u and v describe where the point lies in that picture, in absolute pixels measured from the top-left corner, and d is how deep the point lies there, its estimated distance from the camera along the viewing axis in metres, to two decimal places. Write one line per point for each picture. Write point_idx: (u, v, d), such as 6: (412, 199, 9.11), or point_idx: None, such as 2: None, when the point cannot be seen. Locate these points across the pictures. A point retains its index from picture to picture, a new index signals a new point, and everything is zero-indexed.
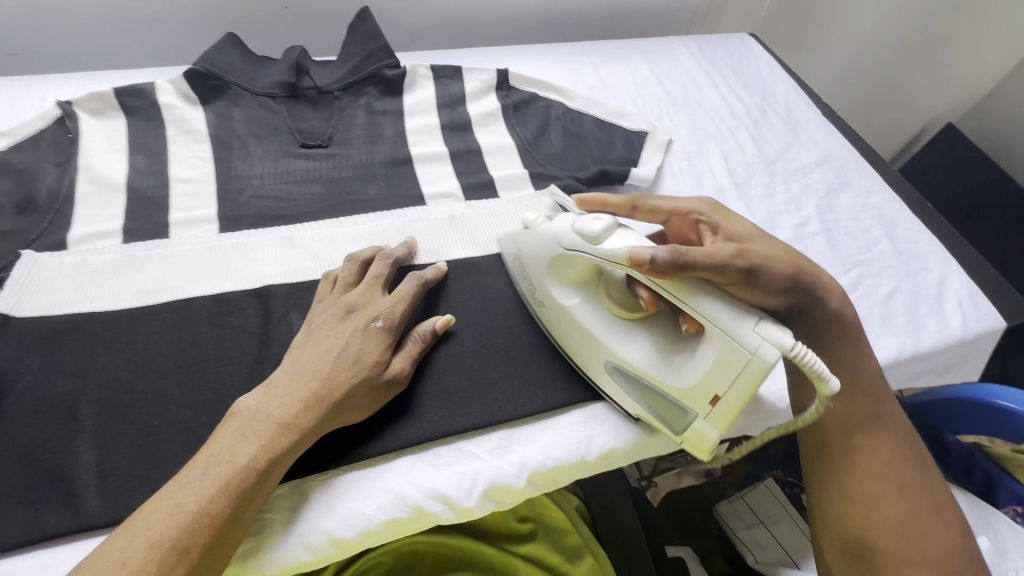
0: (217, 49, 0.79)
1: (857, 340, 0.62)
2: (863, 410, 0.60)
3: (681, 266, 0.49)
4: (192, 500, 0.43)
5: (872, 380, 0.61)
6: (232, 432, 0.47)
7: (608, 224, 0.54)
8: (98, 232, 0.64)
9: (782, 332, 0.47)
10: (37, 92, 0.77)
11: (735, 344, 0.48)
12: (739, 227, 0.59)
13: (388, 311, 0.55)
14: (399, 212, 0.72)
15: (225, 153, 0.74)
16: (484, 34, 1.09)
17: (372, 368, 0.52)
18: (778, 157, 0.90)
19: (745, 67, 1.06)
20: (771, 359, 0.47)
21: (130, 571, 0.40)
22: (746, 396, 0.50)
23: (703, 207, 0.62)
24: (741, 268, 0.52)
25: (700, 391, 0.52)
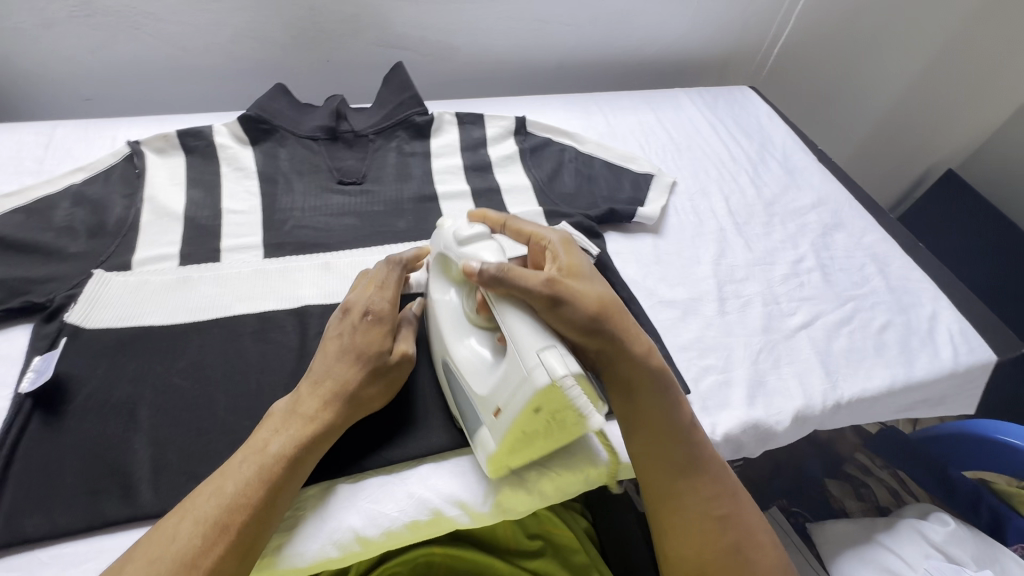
0: (269, 98, 0.89)
1: (665, 387, 0.58)
2: (678, 454, 0.57)
3: (500, 280, 0.51)
4: (230, 484, 0.48)
5: (688, 425, 0.58)
6: (268, 427, 0.53)
7: (481, 232, 0.58)
8: (159, 256, 0.72)
9: (561, 361, 0.48)
10: (110, 133, 0.87)
11: (518, 367, 0.49)
12: (569, 263, 0.59)
13: (378, 301, 0.59)
14: (425, 243, 0.79)
15: (271, 187, 0.83)
16: (503, 85, 1.20)
17: (375, 359, 0.56)
18: (777, 200, 0.96)
19: (746, 117, 1.14)
20: (541, 382, 0.47)
21: (180, 544, 0.45)
22: (518, 413, 0.49)
23: (556, 238, 0.62)
24: (546, 291, 0.52)
25: (488, 405, 0.52)
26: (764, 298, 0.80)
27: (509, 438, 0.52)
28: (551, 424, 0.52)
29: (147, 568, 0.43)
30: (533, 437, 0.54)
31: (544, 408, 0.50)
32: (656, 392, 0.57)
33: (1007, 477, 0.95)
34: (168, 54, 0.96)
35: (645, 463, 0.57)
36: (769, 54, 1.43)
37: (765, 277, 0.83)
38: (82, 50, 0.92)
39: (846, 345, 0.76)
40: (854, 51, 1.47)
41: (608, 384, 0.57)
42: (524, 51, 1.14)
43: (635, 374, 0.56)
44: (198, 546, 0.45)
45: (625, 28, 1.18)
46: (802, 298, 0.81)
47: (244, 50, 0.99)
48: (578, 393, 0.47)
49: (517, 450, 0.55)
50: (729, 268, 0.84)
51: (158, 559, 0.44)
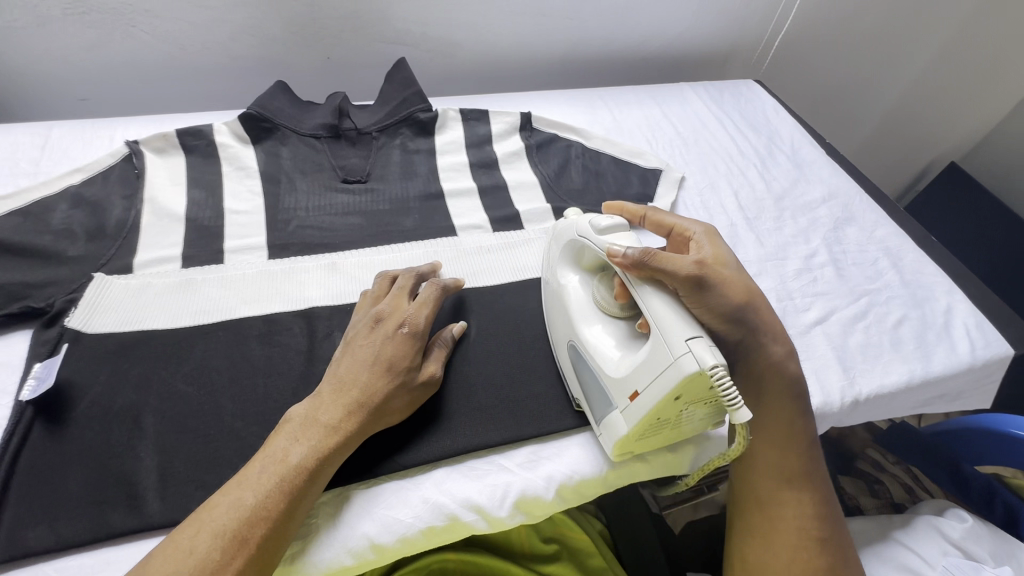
0: (269, 95, 0.88)
1: (796, 393, 0.61)
2: (796, 466, 0.59)
3: (647, 266, 0.52)
4: (251, 495, 0.47)
5: (809, 439, 0.61)
6: (286, 434, 0.51)
7: (618, 224, 0.59)
8: (160, 258, 0.70)
9: (709, 351, 0.47)
10: (107, 133, 0.85)
11: (663, 355, 0.49)
12: (715, 254, 0.60)
13: (414, 316, 0.58)
14: (432, 242, 0.78)
15: (274, 187, 0.81)
16: (506, 81, 1.18)
17: (403, 373, 0.56)
18: (787, 194, 0.95)
19: (753, 111, 1.13)
20: (690, 370, 0.46)
21: (197, 559, 0.43)
22: (659, 401, 0.49)
23: (700, 230, 0.63)
24: (696, 279, 0.54)
25: (624, 389, 0.53)
26: (777, 294, 0.79)
27: (643, 424, 0.52)
28: (685, 414, 0.52)
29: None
30: (664, 427, 0.54)
31: (684, 396, 0.49)
32: (783, 397, 0.60)
33: (1019, 472, 0.95)
34: (165, 51, 0.94)
35: (759, 470, 0.60)
36: (768, 49, 1.41)
37: (777, 273, 0.82)
38: (77, 48, 0.90)
39: (861, 340, 0.75)
40: (857, 45, 1.46)
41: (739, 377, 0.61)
42: (527, 46, 1.13)
43: (767, 374, 0.60)
44: (216, 560, 0.43)
45: (629, 22, 1.16)
46: (815, 293, 0.80)
47: (244, 47, 0.97)
48: (728, 383, 0.46)
49: (647, 438, 0.55)
50: (741, 264, 0.82)
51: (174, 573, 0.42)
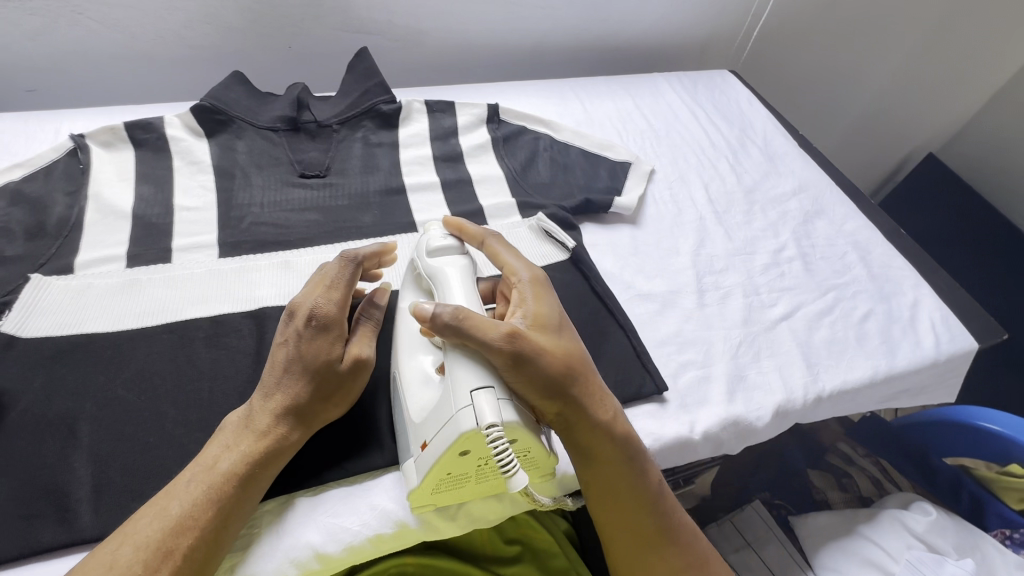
0: (224, 87, 0.85)
1: (629, 452, 0.53)
2: (647, 525, 0.54)
3: (455, 331, 0.47)
4: (177, 504, 0.45)
5: (658, 491, 0.55)
6: (218, 441, 0.49)
7: (450, 246, 0.58)
8: (104, 257, 0.67)
9: (491, 406, 0.45)
10: (52, 126, 0.81)
11: (449, 406, 0.47)
12: (538, 308, 0.53)
13: (323, 302, 0.53)
14: (391, 239, 0.76)
15: (228, 182, 0.78)
16: (476, 71, 1.15)
17: (321, 370, 0.52)
18: (757, 187, 0.94)
19: (726, 102, 1.11)
20: (465, 426, 0.44)
21: (119, 572, 0.41)
22: (442, 455, 0.46)
23: (526, 278, 0.55)
24: (509, 354, 0.47)
25: (418, 436, 0.50)
26: (744, 289, 0.78)
27: (432, 478, 0.49)
28: (484, 466, 0.49)
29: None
30: (464, 479, 0.51)
31: (471, 451, 0.46)
32: (615, 465, 0.53)
33: None
34: (116, 40, 0.90)
35: (611, 535, 0.55)
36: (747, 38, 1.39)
37: (745, 268, 0.81)
38: (20, 37, 0.86)
39: (827, 336, 0.74)
40: (836, 36, 1.44)
41: (571, 447, 0.53)
42: (498, 35, 1.10)
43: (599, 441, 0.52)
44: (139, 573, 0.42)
45: (602, 10, 1.14)
46: (783, 289, 0.79)
47: (199, 36, 0.94)
48: (502, 444, 0.43)
49: (446, 491, 0.52)
50: (708, 259, 0.81)
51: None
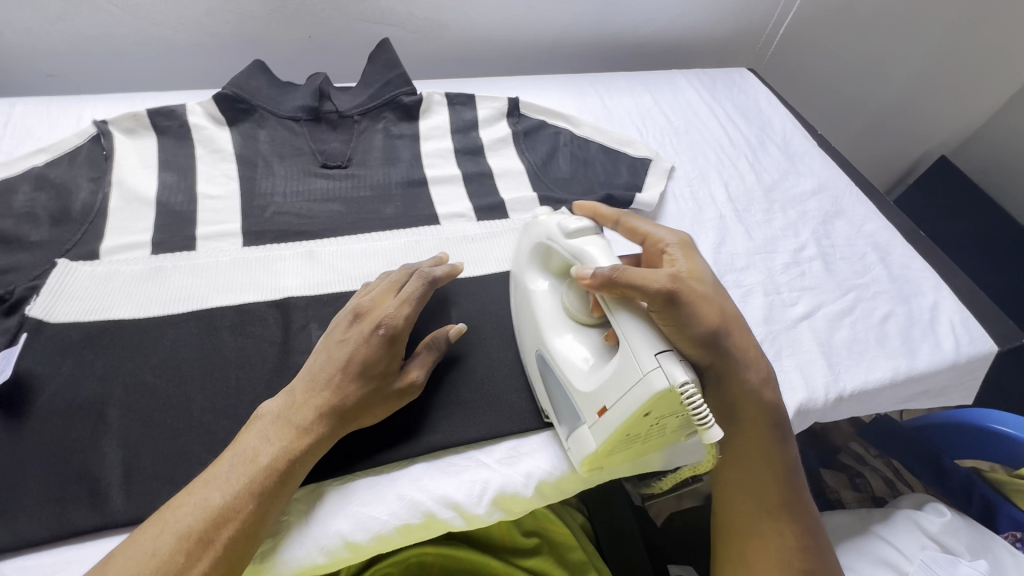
0: (246, 75, 0.84)
1: (779, 422, 0.61)
2: (780, 493, 0.61)
3: (615, 285, 0.51)
4: (218, 495, 0.45)
5: (789, 467, 0.61)
6: (256, 432, 0.49)
7: (585, 226, 0.59)
8: (128, 244, 0.67)
9: (679, 366, 0.47)
10: (73, 111, 0.81)
11: (631, 371, 0.49)
12: (690, 267, 0.59)
13: (392, 315, 0.54)
14: (414, 231, 0.76)
15: (250, 171, 0.78)
16: (496, 65, 1.15)
17: (371, 381, 0.53)
18: (777, 186, 0.94)
19: (746, 100, 1.11)
20: (658, 387, 0.47)
21: (160, 560, 0.42)
22: (627, 419, 0.49)
23: (674, 240, 0.61)
24: (671, 301, 0.52)
25: (594, 403, 0.52)
26: (764, 288, 0.78)
27: (610, 440, 0.52)
28: (651, 431, 0.53)
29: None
30: (635, 442, 0.54)
31: (654, 412, 0.49)
32: (775, 432, 0.61)
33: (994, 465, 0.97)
34: (136, 26, 0.90)
35: (738, 501, 0.61)
36: (768, 41, 1.43)
37: (766, 266, 0.81)
38: (42, 22, 0.86)
39: (848, 336, 0.75)
40: (851, 37, 1.45)
41: (721, 406, 0.60)
42: (517, 28, 1.09)
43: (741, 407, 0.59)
44: (180, 563, 0.42)
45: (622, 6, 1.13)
46: (803, 288, 0.79)
47: (219, 23, 0.93)
48: (697, 399, 0.47)
49: (614, 454, 0.55)
50: (728, 257, 0.81)
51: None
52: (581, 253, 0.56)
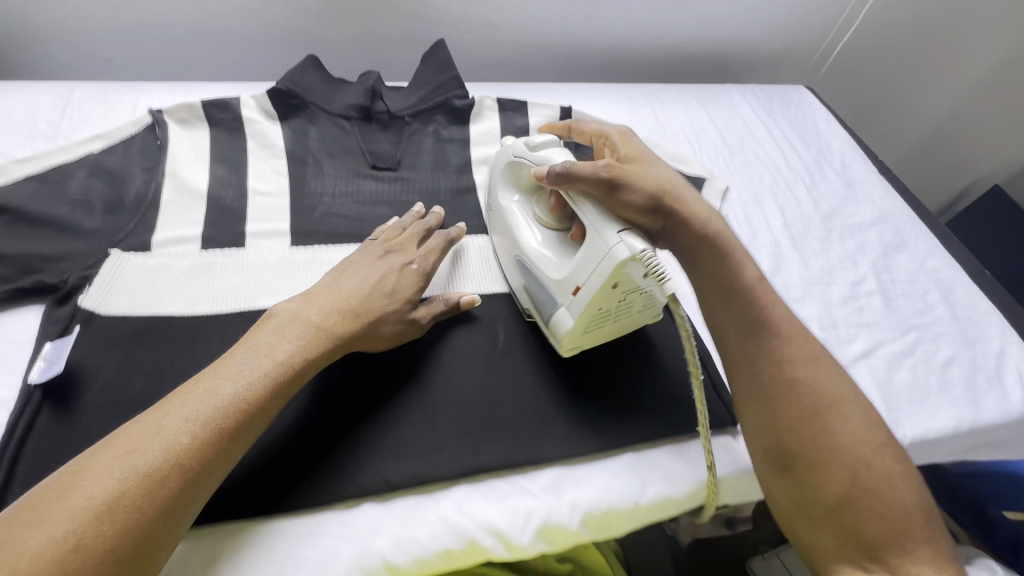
0: (300, 71, 0.84)
1: (732, 248, 0.60)
2: (754, 314, 0.58)
3: (564, 179, 0.61)
4: (228, 386, 0.47)
5: (750, 283, 0.59)
6: (272, 330, 0.53)
7: (550, 142, 0.70)
8: (178, 237, 0.67)
9: (637, 240, 0.55)
10: (129, 98, 0.81)
11: (598, 248, 0.57)
12: (627, 152, 0.71)
13: (424, 259, 0.65)
14: (462, 241, 0.75)
15: (300, 168, 0.77)
16: (545, 71, 1.12)
17: (390, 303, 0.60)
18: (834, 213, 0.90)
19: (803, 121, 1.07)
20: (620, 257, 0.54)
21: (165, 436, 0.43)
22: (597, 289, 0.57)
23: (614, 132, 0.76)
24: (609, 180, 0.58)
25: (566, 286, 0.60)
26: (820, 322, 0.75)
27: (585, 315, 0.59)
28: (623, 308, 0.60)
29: (123, 458, 0.41)
30: (607, 318, 0.61)
31: (622, 284, 0.57)
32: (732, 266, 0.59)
33: None
34: (193, 14, 0.90)
35: (719, 320, 0.59)
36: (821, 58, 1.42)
37: (823, 300, 0.78)
38: (103, 6, 0.86)
39: (908, 379, 0.71)
40: (908, 64, 1.43)
41: (676, 238, 0.60)
42: (570, 35, 1.07)
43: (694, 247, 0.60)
44: (185, 442, 0.43)
45: (679, 17, 1.10)
46: (861, 325, 0.76)
47: (276, 17, 0.93)
48: (659, 266, 0.54)
49: (592, 330, 0.61)
50: (783, 287, 0.78)
51: (136, 451, 0.42)
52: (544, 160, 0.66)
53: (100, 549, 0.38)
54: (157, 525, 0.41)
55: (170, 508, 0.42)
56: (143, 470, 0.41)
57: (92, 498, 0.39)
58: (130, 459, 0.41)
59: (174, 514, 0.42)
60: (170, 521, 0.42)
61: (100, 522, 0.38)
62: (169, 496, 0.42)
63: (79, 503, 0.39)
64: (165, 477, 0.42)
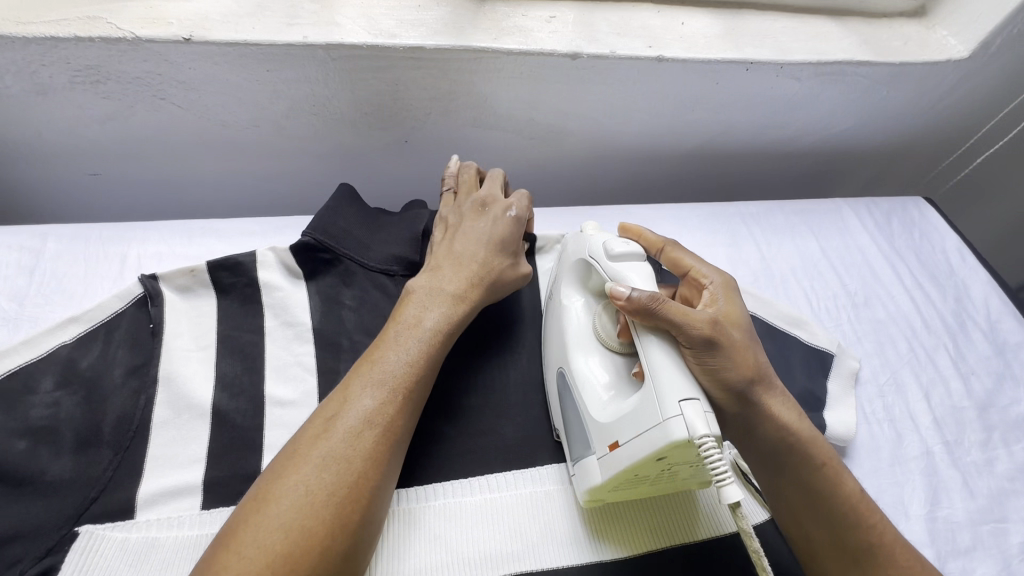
0: (332, 213, 0.67)
1: (828, 458, 0.50)
2: (853, 536, 0.48)
3: (652, 315, 0.46)
4: (399, 355, 0.51)
5: (855, 503, 0.49)
6: (415, 305, 0.55)
7: (634, 252, 0.54)
8: (174, 487, 0.50)
9: (703, 418, 0.41)
10: (118, 250, 0.64)
11: (652, 412, 0.43)
12: (726, 312, 0.52)
13: (519, 204, 0.66)
14: (540, 474, 0.56)
15: (332, 358, 0.60)
16: (613, 175, 0.95)
17: (507, 258, 0.62)
18: (991, 401, 0.72)
19: (931, 253, 0.87)
20: (676, 435, 0.41)
21: (363, 405, 0.47)
22: (640, 460, 0.44)
23: (716, 280, 0.55)
24: (706, 342, 0.46)
25: (606, 437, 0.48)
26: None
27: (619, 478, 0.46)
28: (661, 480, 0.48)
29: (335, 427, 0.46)
30: (641, 483, 0.48)
31: (669, 459, 0.43)
32: (828, 466, 0.49)
33: None
34: (199, 126, 0.72)
35: (814, 540, 0.49)
36: (945, 148, 1.04)
37: (999, 550, 0.61)
38: (88, 120, 0.69)
39: None
40: None
41: (762, 450, 0.50)
42: (651, 140, 0.88)
43: (782, 440, 0.49)
44: (383, 408, 0.47)
45: (787, 118, 0.89)
46: None
47: (301, 127, 0.75)
48: (716, 456, 0.40)
49: (620, 490, 0.49)
50: (947, 529, 0.61)
51: (342, 420, 0.46)
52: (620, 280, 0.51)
53: (335, 502, 0.42)
54: (371, 482, 0.45)
55: (377, 464, 0.45)
56: (356, 435, 0.46)
57: (314, 461, 0.44)
58: (331, 428, 0.45)
59: (381, 472, 0.46)
60: (378, 477, 0.45)
61: (329, 475, 0.43)
62: (374, 451, 0.46)
63: (313, 467, 0.43)
64: (366, 437, 0.46)
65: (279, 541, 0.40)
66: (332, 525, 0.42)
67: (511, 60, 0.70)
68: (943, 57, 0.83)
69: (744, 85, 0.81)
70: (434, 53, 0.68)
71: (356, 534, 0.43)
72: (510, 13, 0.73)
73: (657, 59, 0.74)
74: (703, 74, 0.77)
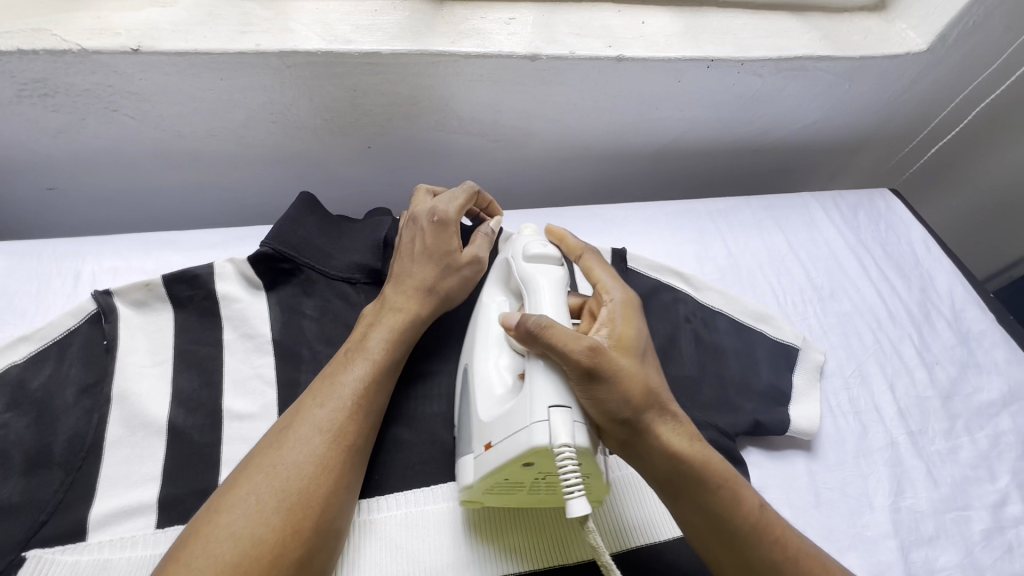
0: (291, 221, 0.66)
1: (725, 476, 0.48)
2: (755, 552, 0.47)
3: (537, 339, 0.46)
4: (351, 366, 0.51)
5: (754, 517, 0.48)
6: (363, 325, 0.56)
7: (550, 256, 0.56)
8: (128, 507, 0.50)
9: (567, 425, 0.43)
10: (72, 266, 0.63)
11: (523, 415, 0.45)
12: (621, 331, 0.49)
13: (446, 204, 0.63)
14: None
15: (292, 369, 0.60)
16: (582, 175, 0.95)
17: (450, 260, 0.61)
18: (955, 390, 0.73)
19: (896, 244, 0.88)
20: (538, 440, 0.43)
21: (314, 417, 0.47)
22: (505, 463, 0.45)
23: (617, 297, 0.52)
24: (590, 371, 0.44)
25: (482, 435, 0.48)
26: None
27: (489, 481, 0.47)
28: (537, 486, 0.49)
29: (287, 437, 0.45)
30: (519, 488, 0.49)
31: (537, 464, 0.45)
32: (725, 485, 0.47)
33: None
34: (155, 137, 0.71)
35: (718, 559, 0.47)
36: (911, 140, 1.05)
37: (961, 538, 0.61)
38: (39, 134, 0.67)
39: None
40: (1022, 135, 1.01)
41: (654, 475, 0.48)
42: (618, 139, 0.88)
43: (672, 467, 0.47)
44: (336, 418, 0.47)
45: (752, 114, 0.90)
46: None
47: (261, 135, 0.74)
48: (572, 472, 0.42)
49: (498, 494, 0.49)
50: (911, 519, 0.61)
51: (292, 431, 0.46)
52: (530, 282, 0.54)
53: (283, 508, 0.42)
54: (327, 490, 0.44)
55: (330, 471, 0.45)
56: (308, 444, 0.45)
57: (266, 470, 0.44)
58: (284, 438, 0.45)
59: (337, 480, 0.45)
60: (335, 483, 0.45)
61: (278, 482, 0.43)
62: (329, 458, 0.45)
63: (264, 476, 0.43)
64: (320, 444, 0.45)
65: (228, 550, 0.39)
66: (284, 532, 0.41)
67: (470, 62, 0.70)
68: (902, 50, 0.84)
69: (707, 82, 0.81)
70: (392, 58, 0.67)
71: (312, 543, 0.42)
72: (469, 16, 0.72)
73: (617, 59, 0.74)
74: (664, 73, 0.78)
